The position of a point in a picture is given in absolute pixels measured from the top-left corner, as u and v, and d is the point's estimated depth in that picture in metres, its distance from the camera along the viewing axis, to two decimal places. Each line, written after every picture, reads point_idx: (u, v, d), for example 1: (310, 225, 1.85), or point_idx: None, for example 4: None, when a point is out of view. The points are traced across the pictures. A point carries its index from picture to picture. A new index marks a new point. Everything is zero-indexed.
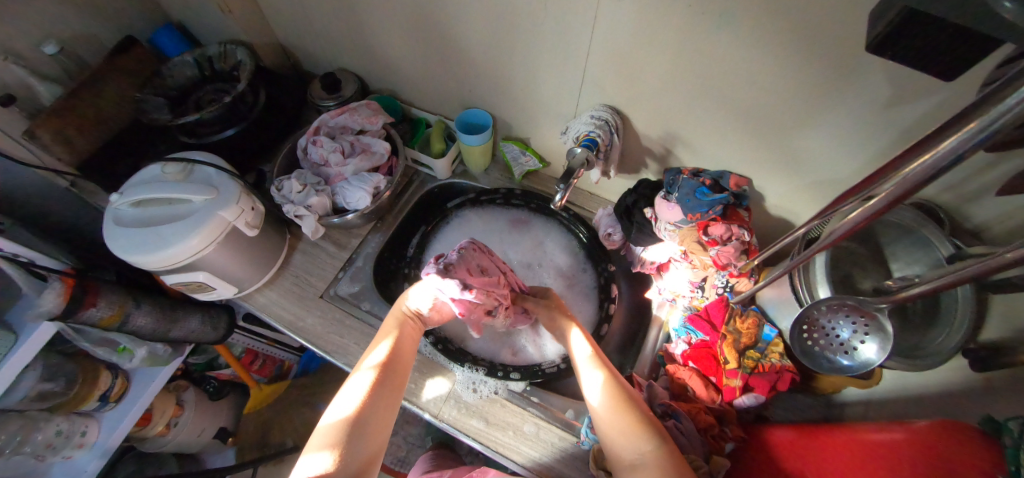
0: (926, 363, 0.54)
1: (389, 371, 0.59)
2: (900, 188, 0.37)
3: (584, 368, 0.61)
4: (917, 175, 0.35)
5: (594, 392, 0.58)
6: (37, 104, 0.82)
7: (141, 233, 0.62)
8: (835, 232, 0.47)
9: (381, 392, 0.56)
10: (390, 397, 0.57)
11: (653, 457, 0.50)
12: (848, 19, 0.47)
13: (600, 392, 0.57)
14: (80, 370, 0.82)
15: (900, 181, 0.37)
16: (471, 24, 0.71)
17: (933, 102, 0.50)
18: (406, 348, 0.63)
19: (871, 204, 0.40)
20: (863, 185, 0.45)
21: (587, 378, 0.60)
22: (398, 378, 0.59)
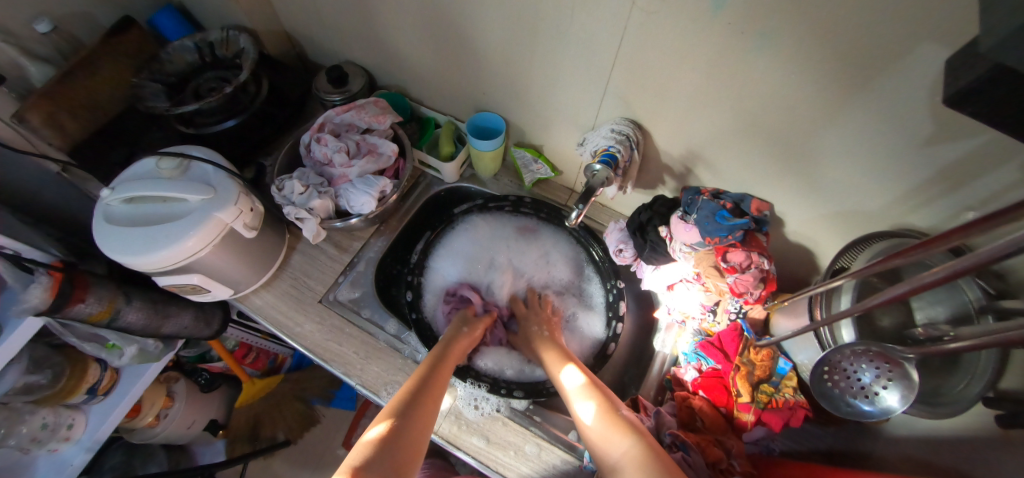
0: (945, 411, 0.52)
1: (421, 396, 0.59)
2: (971, 260, 0.35)
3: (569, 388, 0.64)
4: (995, 251, 0.33)
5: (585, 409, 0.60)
6: (27, 83, 0.78)
7: (133, 233, 0.59)
8: (889, 292, 0.43)
9: (413, 414, 0.56)
10: (422, 421, 0.56)
11: (627, 456, 0.52)
12: (898, 50, 0.44)
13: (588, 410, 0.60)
14: (68, 363, 0.80)
15: (973, 254, 0.35)
16: (490, 25, 0.67)
17: (979, 142, 0.47)
18: (441, 377, 0.64)
19: (948, 265, 0.37)
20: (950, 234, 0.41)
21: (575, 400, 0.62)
22: (432, 405, 0.59)
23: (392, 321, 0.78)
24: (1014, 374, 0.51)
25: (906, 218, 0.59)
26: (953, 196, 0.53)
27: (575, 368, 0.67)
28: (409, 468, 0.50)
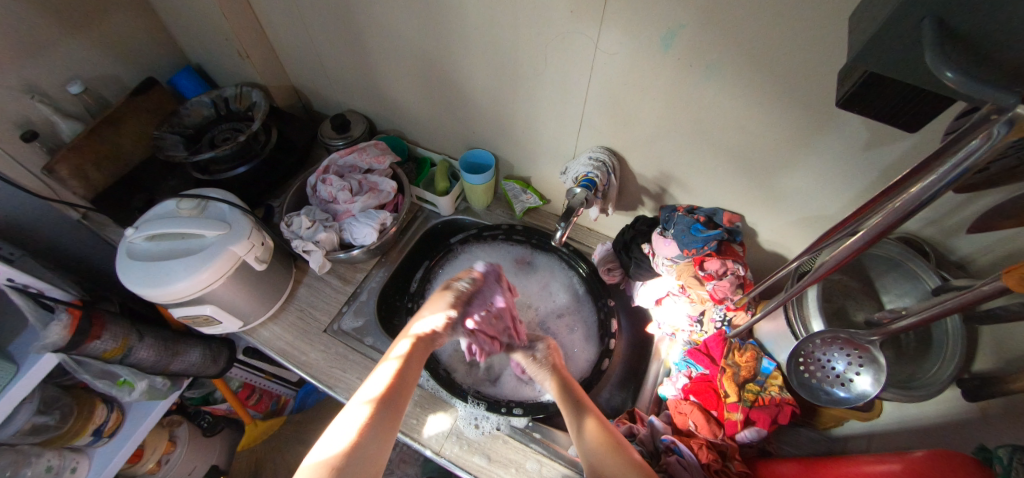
0: (922, 393, 0.54)
1: (393, 392, 0.59)
2: (884, 222, 0.41)
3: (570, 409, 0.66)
4: (898, 212, 0.39)
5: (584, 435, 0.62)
6: (58, 139, 0.86)
7: (153, 267, 0.64)
8: (829, 263, 0.49)
9: (387, 412, 0.57)
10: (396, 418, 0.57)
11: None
12: (822, 71, 0.52)
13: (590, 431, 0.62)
14: (75, 404, 0.82)
15: (886, 215, 0.40)
16: (475, 70, 0.76)
17: (908, 144, 0.54)
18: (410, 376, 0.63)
19: (868, 232, 0.42)
20: (851, 218, 0.47)
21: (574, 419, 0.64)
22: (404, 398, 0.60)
23: None
24: (981, 356, 0.54)
25: None
26: None
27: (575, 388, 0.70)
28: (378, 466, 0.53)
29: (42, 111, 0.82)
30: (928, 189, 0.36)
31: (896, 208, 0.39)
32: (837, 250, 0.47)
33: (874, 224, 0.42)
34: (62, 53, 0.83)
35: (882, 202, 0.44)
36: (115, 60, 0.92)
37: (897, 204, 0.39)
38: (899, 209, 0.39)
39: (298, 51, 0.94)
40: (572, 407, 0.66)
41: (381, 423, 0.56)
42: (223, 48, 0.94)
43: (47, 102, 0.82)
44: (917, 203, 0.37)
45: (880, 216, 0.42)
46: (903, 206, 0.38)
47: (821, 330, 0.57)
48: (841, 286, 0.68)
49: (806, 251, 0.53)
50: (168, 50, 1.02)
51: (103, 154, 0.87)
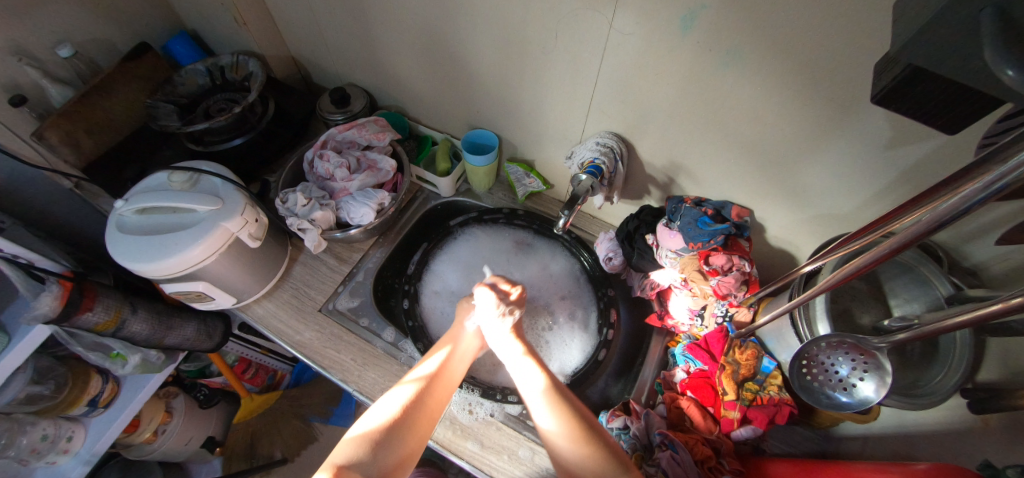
0: (925, 401, 0.53)
1: (428, 390, 0.60)
2: (913, 232, 0.39)
3: (528, 392, 0.60)
4: (936, 219, 0.37)
5: (546, 422, 0.57)
6: (48, 105, 0.83)
7: (145, 241, 0.62)
8: (849, 267, 0.47)
9: (421, 411, 0.58)
10: (428, 418, 0.58)
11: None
12: (850, 63, 0.49)
13: (552, 419, 0.57)
14: (70, 375, 0.82)
15: (916, 224, 0.39)
16: (482, 47, 0.73)
17: (933, 145, 0.51)
18: (448, 377, 0.64)
19: (897, 237, 0.41)
20: (880, 221, 0.46)
21: (533, 405, 0.59)
22: (440, 399, 0.61)
23: (389, 329, 0.80)
24: (987, 366, 0.53)
25: None
26: None
27: (535, 367, 0.62)
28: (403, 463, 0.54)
29: (30, 74, 0.78)
30: (967, 200, 0.34)
31: (932, 216, 0.37)
32: (861, 254, 0.45)
33: (902, 232, 0.40)
34: (50, 13, 0.79)
35: (912, 211, 0.43)
36: (106, 23, 0.88)
37: (930, 214, 0.38)
38: (929, 219, 0.37)
39: (297, 20, 0.89)
40: (532, 390, 0.60)
41: (413, 418, 0.57)
42: (218, 14, 0.90)
43: (35, 65, 0.79)
44: (953, 214, 0.36)
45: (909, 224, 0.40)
46: (937, 217, 0.37)
47: (827, 333, 0.56)
48: (847, 287, 0.66)
49: (823, 254, 0.53)
50: (162, 13, 0.97)
51: (95, 121, 0.84)
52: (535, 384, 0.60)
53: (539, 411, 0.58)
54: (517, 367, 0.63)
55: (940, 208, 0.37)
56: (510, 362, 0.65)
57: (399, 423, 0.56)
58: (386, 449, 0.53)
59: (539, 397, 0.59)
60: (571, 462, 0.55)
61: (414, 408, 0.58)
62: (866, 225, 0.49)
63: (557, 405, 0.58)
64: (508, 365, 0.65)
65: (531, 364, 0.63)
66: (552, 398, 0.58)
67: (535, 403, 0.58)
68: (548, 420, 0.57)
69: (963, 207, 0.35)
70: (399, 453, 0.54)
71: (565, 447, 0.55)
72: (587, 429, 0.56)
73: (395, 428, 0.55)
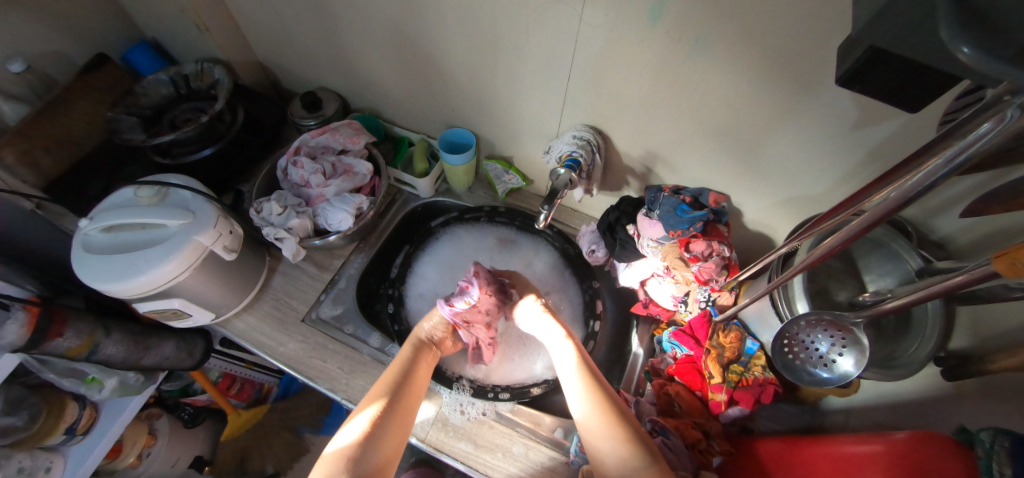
0: (901, 372, 0.55)
1: (398, 397, 0.61)
2: (881, 209, 0.40)
3: (567, 375, 0.64)
4: (902, 196, 0.38)
5: (576, 403, 0.61)
6: (2, 124, 0.79)
7: (114, 259, 0.60)
8: (825, 246, 0.48)
9: (393, 419, 0.59)
10: (401, 424, 0.59)
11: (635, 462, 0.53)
12: (814, 48, 0.50)
13: (582, 402, 0.60)
14: (44, 404, 0.78)
15: (880, 203, 0.40)
16: (454, 45, 0.72)
17: (897, 124, 0.52)
18: (415, 379, 0.65)
19: (868, 213, 0.41)
20: (852, 199, 0.46)
21: (569, 387, 0.63)
22: (410, 406, 0.62)
23: (375, 335, 0.79)
24: (959, 334, 0.55)
25: None
26: None
27: (574, 352, 0.67)
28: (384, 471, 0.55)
29: None
30: (930, 175, 0.35)
31: (899, 192, 0.38)
32: (836, 232, 0.46)
33: (869, 212, 0.42)
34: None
35: (879, 189, 0.44)
36: (60, 35, 0.84)
37: (896, 191, 0.38)
38: (896, 196, 0.38)
39: (262, 24, 0.87)
40: (569, 372, 0.64)
41: (382, 432, 0.57)
42: (179, 21, 0.87)
43: None
44: (918, 189, 0.37)
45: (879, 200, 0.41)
46: (902, 192, 0.37)
47: (806, 311, 0.57)
48: (824, 266, 0.68)
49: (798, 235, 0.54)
50: (120, 23, 0.94)
51: (53, 138, 0.81)
52: (572, 368, 0.65)
53: (574, 393, 0.62)
54: (557, 353, 0.68)
55: (905, 184, 0.37)
56: (552, 345, 0.70)
57: (376, 433, 0.56)
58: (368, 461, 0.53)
59: (576, 381, 0.63)
60: (600, 448, 0.56)
61: (386, 415, 0.58)
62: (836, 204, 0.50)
63: (591, 388, 0.61)
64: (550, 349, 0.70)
65: (570, 348, 0.68)
66: (588, 381, 0.62)
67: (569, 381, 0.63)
68: (580, 401, 0.60)
69: (926, 184, 0.36)
70: (380, 464, 0.54)
71: (592, 428, 0.57)
72: (612, 408, 0.58)
73: (372, 440, 0.55)
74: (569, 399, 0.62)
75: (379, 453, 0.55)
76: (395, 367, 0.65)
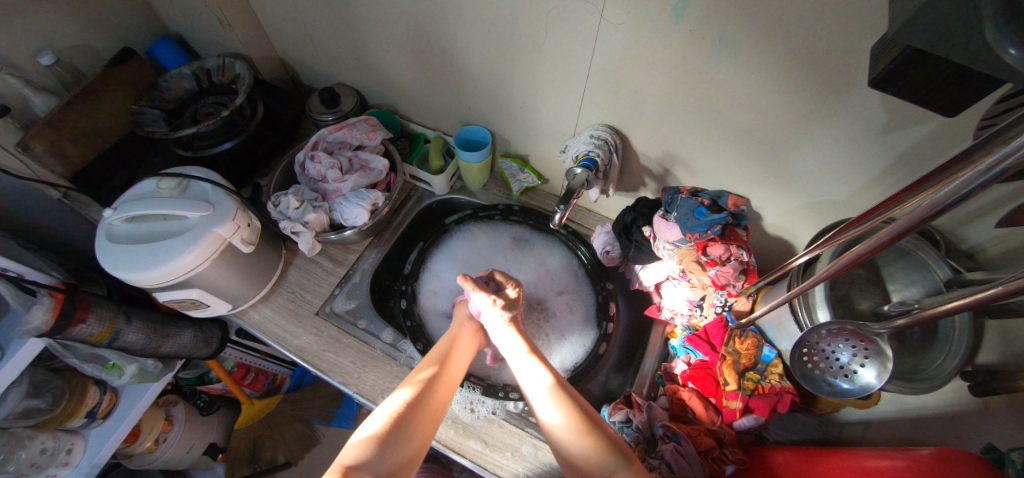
0: (927, 386, 0.53)
1: (434, 386, 0.60)
2: (913, 218, 0.39)
3: (533, 389, 0.59)
4: (934, 206, 0.37)
5: (548, 414, 0.57)
6: (31, 115, 0.81)
7: (136, 250, 0.62)
8: (849, 256, 0.46)
9: (422, 410, 0.57)
10: (430, 415, 0.58)
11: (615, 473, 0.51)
12: (844, 48, 0.48)
13: (554, 410, 0.56)
14: (66, 385, 0.81)
15: (911, 213, 0.39)
16: (472, 42, 0.72)
17: (928, 128, 0.51)
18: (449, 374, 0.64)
19: (898, 222, 0.40)
20: (881, 207, 0.45)
21: (538, 400, 0.58)
22: (441, 400, 0.60)
23: (388, 330, 0.80)
24: (987, 348, 0.53)
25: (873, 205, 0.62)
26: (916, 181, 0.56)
27: (540, 365, 0.62)
28: (409, 465, 0.53)
29: (12, 84, 0.77)
30: (967, 184, 0.34)
31: (932, 201, 0.37)
32: (863, 240, 0.44)
33: (898, 220, 0.40)
34: (30, 20, 0.78)
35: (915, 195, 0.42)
36: (88, 29, 0.86)
37: (928, 200, 0.37)
38: (929, 205, 0.37)
39: (283, 20, 0.88)
40: (536, 385, 0.59)
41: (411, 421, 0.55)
42: (202, 16, 0.88)
43: (16, 74, 0.77)
44: (951, 200, 0.35)
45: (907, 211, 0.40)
46: (934, 203, 0.36)
47: (828, 320, 0.56)
48: (846, 273, 0.66)
49: (821, 243, 0.53)
50: (146, 17, 0.95)
51: (80, 129, 0.83)
52: (539, 379, 0.60)
53: (543, 405, 0.58)
54: (518, 366, 0.62)
55: (940, 193, 0.36)
56: (512, 360, 0.64)
57: (407, 419, 0.55)
58: (395, 444, 0.52)
59: (544, 394, 0.58)
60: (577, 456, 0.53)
61: (417, 402, 0.57)
62: (858, 216, 0.49)
63: (562, 399, 0.57)
64: (511, 359, 0.65)
65: (535, 361, 0.62)
66: (558, 395, 0.58)
67: (536, 394, 0.59)
68: (552, 413, 0.56)
69: (961, 193, 0.34)
70: (406, 450, 0.53)
71: (568, 441, 0.54)
72: (586, 417, 0.56)
73: (402, 423, 0.54)
74: (538, 412, 0.58)
75: (408, 437, 0.54)
76: (433, 358, 0.65)
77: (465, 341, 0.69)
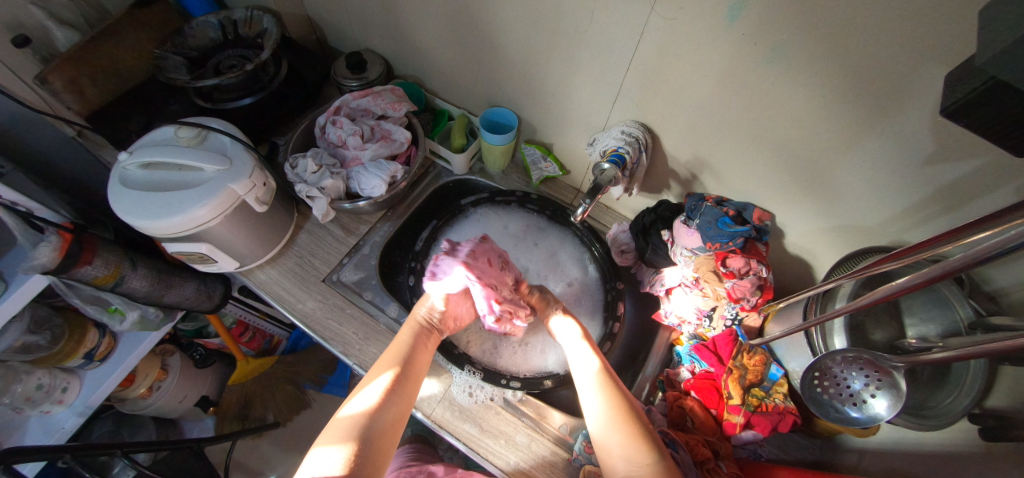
0: (935, 423, 0.53)
1: (402, 379, 0.60)
2: (959, 262, 0.39)
3: (582, 374, 0.63)
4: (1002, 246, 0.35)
5: (596, 414, 0.58)
6: (52, 48, 0.79)
7: (147, 198, 0.60)
8: (887, 289, 0.46)
9: (393, 398, 0.58)
10: (401, 405, 0.58)
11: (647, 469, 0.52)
12: (903, 71, 0.46)
13: (601, 409, 0.58)
14: (67, 326, 0.80)
15: (960, 256, 0.39)
16: (512, 21, 0.69)
17: (974, 165, 0.49)
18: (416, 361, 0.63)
19: (946, 262, 0.40)
20: (941, 240, 0.46)
21: (585, 391, 0.61)
22: (411, 386, 0.61)
23: (393, 304, 0.79)
24: (998, 393, 0.51)
25: (901, 236, 0.60)
26: (951, 216, 0.54)
27: (590, 353, 0.66)
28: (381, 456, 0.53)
29: (35, 14, 0.75)
30: None
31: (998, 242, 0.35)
32: (910, 273, 0.44)
33: (942, 263, 0.41)
34: None
35: (971, 233, 0.43)
36: None
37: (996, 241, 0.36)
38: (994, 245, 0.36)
39: None
40: (585, 371, 0.63)
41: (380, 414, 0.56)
42: None
43: (40, 4, 0.75)
44: (998, 250, 0.36)
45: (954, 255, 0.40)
46: (978, 253, 0.37)
47: (844, 347, 0.55)
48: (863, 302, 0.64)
49: (854, 273, 0.53)
50: None
51: (100, 67, 0.81)
52: (590, 365, 0.64)
53: (589, 393, 0.61)
54: (574, 355, 0.66)
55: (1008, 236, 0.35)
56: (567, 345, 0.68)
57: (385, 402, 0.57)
58: (374, 427, 0.54)
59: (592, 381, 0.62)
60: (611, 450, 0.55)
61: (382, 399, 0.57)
62: (911, 244, 0.50)
63: (607, 389, 0.60)
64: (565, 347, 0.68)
65: (586, 348, 0.67)
66: (604, 384, 0.61)
67: (587, 387, 0.61)
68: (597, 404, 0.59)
69: (1013, 244, 0.35)
70: (378, 438, 0.54)
71: (610, 441, 0.56)
72: (634, 419, 0.57)
73: (380, 411, 0.56)
74: (586, 403, 0.60)
75: (384, 427, 0.55)
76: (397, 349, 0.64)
77: (431, 337, 0.68)
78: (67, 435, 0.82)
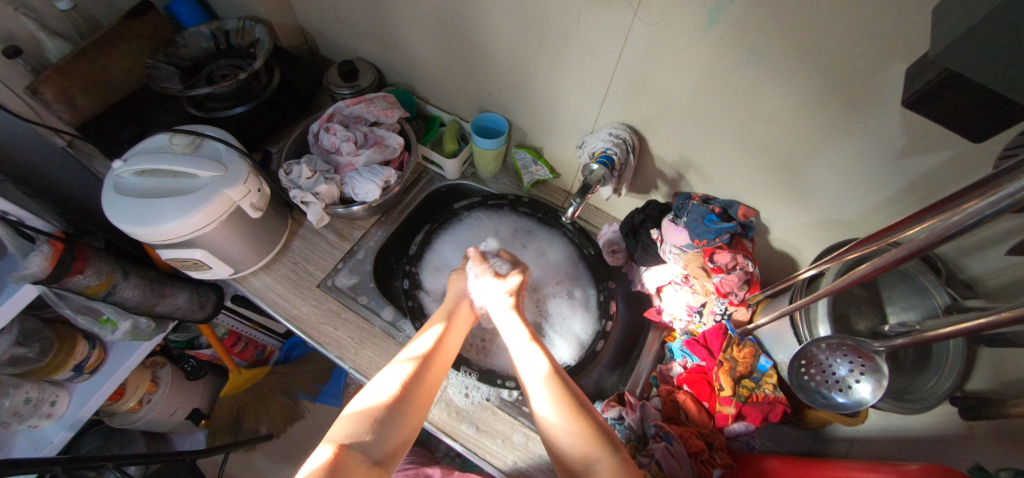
0: (915, 406, 0.54)
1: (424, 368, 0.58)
2: (923, 241, 0.41)
3: (530, 377, 0.58)
4: (954, 225, 0.38)
5: (541, 406, 0.55)
6: (43, 58, 0.79)
7: (140, 204, 0.61)
8: (863, 270, 0.48)
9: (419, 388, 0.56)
10: (425, 398, 0.56)
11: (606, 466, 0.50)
12: (873, 68, 0.49)
13: (549, 408, 0.55)
14: (57, 339, 0.79)
15: (926, 235, 0.41)
16: (501, 28, 0.71)
17: (944, 157, 0.51)
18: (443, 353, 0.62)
19: (911, 243, 0.42)
20: (901, 225, 0.48)
21: (533, 393, 0.56)
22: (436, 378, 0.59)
23: (389, 308, 0.80)
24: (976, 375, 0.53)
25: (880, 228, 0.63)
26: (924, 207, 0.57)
27: (539, 352, 0.60)
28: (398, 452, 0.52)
29: (25, 24, 0.75)
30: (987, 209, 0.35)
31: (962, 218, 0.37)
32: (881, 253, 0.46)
33: (910, 243, 0.43)
34: None
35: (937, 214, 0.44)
36: None
37: (950, 222, 0.38)
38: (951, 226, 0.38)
39: None
40: (532, 373, 0.58)
41: (403, 410, 0.53)
42: None
43: (31, 15, 0.76)
44: (958, 229, 0.38)
45: (919, 234, 0.42)
46: (941, 231, 0.39)
47: (828, 334, 0.57)
48: (847, 293, 0.66)
49: (835, 259, 0.55)
50: None
51: (91, 77, 0.81)
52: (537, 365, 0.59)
53: (537, 393, 0.56)
54: (521, 354, 0.61)
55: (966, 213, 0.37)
56: (513, 344, 0.63)
57: (407, 396, 0.54)
58: (391, 422, 0.52)
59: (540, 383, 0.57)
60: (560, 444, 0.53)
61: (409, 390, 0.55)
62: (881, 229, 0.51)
63: (557, 387, 0.56)
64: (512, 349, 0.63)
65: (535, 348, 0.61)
66: (555, 384, 0.56)
67: (534, 389, 0.57)
68: (544, 403, 0.55)
69: (971, 223, 0.37)
70: (399, 434, 0.52)
71: (559, 438, 0.53)
72: (583, 411, 0.54)
73: (400, 403, 0.54)
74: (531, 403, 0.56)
75: (402, 420, 0.53)
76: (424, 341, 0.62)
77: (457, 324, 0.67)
78: (56, 450, 0.79)
